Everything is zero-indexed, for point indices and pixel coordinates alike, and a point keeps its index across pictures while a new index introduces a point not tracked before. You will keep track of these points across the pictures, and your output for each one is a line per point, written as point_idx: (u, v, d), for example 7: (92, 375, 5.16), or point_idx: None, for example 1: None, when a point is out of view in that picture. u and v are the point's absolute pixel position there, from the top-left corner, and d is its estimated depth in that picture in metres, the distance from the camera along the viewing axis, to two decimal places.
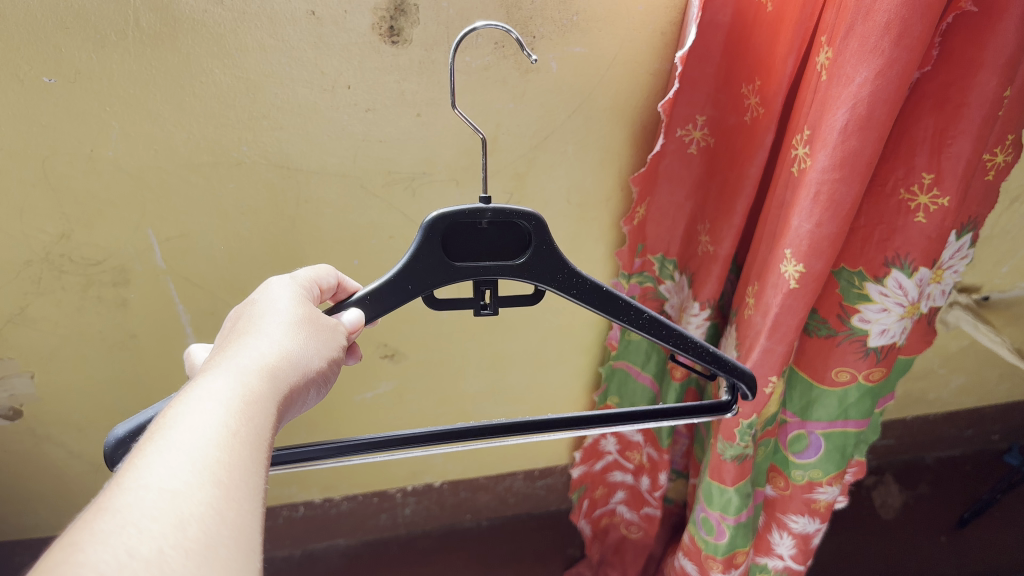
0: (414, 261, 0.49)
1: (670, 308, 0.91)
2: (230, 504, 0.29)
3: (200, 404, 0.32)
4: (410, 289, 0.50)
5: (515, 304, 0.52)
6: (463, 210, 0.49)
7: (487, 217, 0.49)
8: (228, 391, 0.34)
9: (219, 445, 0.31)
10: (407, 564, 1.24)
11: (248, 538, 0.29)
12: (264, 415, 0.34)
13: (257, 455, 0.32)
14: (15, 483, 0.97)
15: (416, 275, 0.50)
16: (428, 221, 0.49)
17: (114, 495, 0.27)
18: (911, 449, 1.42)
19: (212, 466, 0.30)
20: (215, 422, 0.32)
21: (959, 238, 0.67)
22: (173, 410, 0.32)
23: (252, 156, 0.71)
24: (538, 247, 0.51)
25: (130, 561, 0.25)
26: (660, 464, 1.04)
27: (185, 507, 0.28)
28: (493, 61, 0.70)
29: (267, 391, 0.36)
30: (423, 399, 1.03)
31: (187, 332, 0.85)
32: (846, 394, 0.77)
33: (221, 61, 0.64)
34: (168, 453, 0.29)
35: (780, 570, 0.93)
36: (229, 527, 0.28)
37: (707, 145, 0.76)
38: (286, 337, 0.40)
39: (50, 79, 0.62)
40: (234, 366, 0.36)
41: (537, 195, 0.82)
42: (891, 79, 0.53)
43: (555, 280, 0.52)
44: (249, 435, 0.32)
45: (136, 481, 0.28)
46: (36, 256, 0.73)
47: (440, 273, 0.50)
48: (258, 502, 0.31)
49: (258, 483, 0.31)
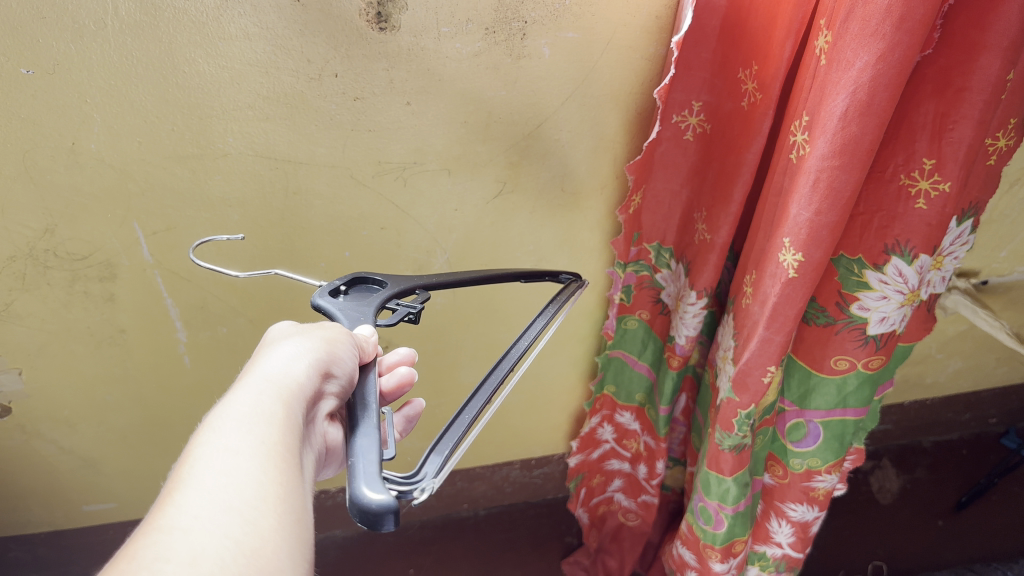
0: (342, 316, 0.52)
1: (666, 298, 0.90)
2: (247, 528, 0.30)
3: (208, 439, 0.34)
4: (366, 320, 0.51)
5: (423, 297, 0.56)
6: (326, 288, 0.54)
7: (342, 283, 0.55)
8: (233, 417, 0.36)
9: (227, 472, 0.32)
10: (405, 555, 1.24)
11: (267, 555, 0.30)
12: (275, 427, 0.36)
13: (270, 467, 0.33)
14: (5, 480, 0.96)
15: (353, 317, 0.51)
16: (319, 301, 0.52)
17: (134, 545, 0.29)
18: (908, 432, 1.42)
19: (223, 494, 0.31)
20: (223, 451, 0.33)
21: (959, 224, 0.66)
22: (186, 451, 0.34)
23: (238, 148, 0.69)
24: (384, 278, 0.57)
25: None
26: (658, 452, 1.03)
27: (199, 542, 0.29)
28: (484, 47, 0.68)
29: (276, 404, 0.38)
30: (419, 389, 1.03)
31: (177, 325, 0.84)
32: (845, 382, 0.76)
33: (205, 50, 0.62)
34: (179, 494, 0.31)
35: (779, 558, 0.93)
36: (248, 549, 0.30)
37: (704, 131, 0.75)
38: (288, 351, 0.42)
39: (28, 70, 0.60)
40: (240, 392, 0.38)
41: (530, 183, 0.81)
42: (891, 64, 0.51)
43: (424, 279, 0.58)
44: (259, 451, 0.34)
45: (154, 527, 0.29)
46: (20, 252, 0.72)
47: (368, 305, 0.53)
48: (279, 517, 0.32)
49: (276, 498, 0.32)
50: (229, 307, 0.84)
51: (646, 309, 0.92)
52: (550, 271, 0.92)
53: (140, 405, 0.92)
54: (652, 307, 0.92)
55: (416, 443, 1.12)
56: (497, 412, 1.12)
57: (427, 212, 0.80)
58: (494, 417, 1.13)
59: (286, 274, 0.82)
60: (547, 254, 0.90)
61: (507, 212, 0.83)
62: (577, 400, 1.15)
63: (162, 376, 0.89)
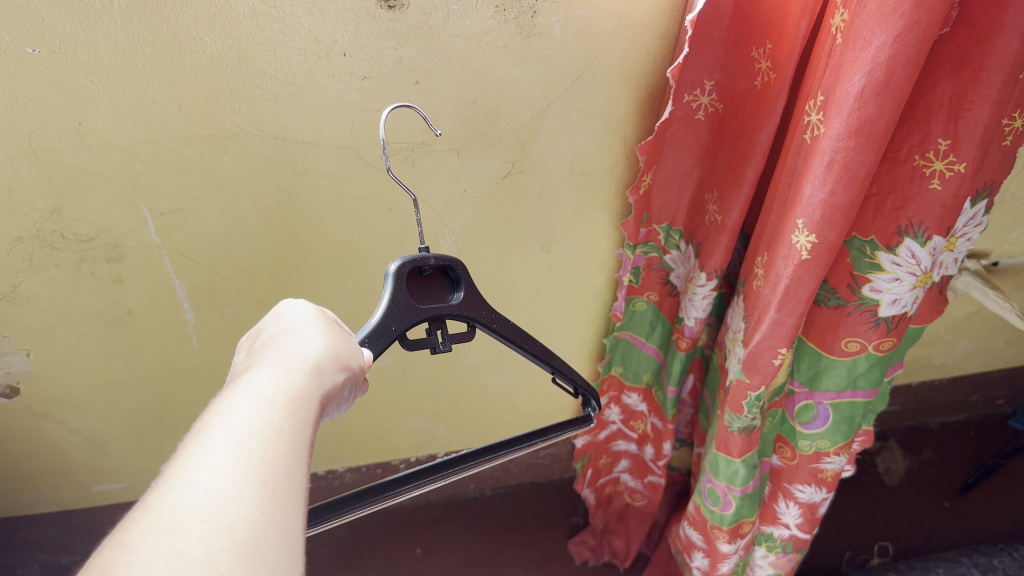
0: (391, 306, 0.50)
1: (676, 279, 0.89)
2: (276, 506, 0.28)
3: (244, 402, 0.32)
4: (395, 330, 0.50)
5: (464, 340, 0.54)
6: (414, 257, 0.53)
7: (430, 263, 0.53)
8: (271, 389, 0.33)
9: (263, 445, 0.29)
10: (412, 533, 1.24)
11: (292, 540, 0.28)
12: (308, 412, 0.33)
13: (302, 454, 0.31)
14: (14, 460, 0.96)
15: (396, 319, 0.50)
16: (393, 268, 0.51)
17: (161, 495, 0.26)
18: (914, 414, 1.42)
19: (257, 465, 0.28)
20: (259, 419, 0.31)
21: (974, 206, 0.65)
22: (218, 408, 0.31)
23: (245, 127, 0.69)
24: (468, 286, 0.55)
25: (179, 563, 0.23)
26: (665, 434, 1.02)
27: (232, 508, 0.26)
28: (494, 26, 0.67)
29: (313, 390, 0.35)
30: (426, 370, 1.03)
31: (185, 307, 0.84)
32: (855, 364, 0.76)
33: (212, 29, 0.62)
34: (216, 450, 0.28)
35: (786, 539, 0.93)
36: (275, 529, 0.27)
37: (715, 111, 0.74)
38: (316, 337, 0.40)
39: (34, 50, 0.59)
40: (278, 364, 0.35)
41: (539, 163, 0.81)
42: (911, 43, 0.51)
43: (483, 317, 0.56)
44: (294, 432, 0.31)
45: (183, 480, 0.27)
46: (28, 233, 0.71)
47: (415, 314, 0.51)
48: (304, 503, 0.29)
49: (302, 482, 0.30)
50: (236, 289, 0.83)
51: (654, 290, 0.92)
52: (559, 252, 0.92)
53: (148, 386, 0.92)
54: (660, 289, 0.91)
55: (422, 424, 1.12)
56: (504, 393, 1.12)
57: (435, 194, 0.80)
58: (501, 399, 1.13)
59: (293, 255, 0.81)
60: (556, 235, 0.89)
61: (515, 192, 0.83)
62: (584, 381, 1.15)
63: (171, 358, 0.89)
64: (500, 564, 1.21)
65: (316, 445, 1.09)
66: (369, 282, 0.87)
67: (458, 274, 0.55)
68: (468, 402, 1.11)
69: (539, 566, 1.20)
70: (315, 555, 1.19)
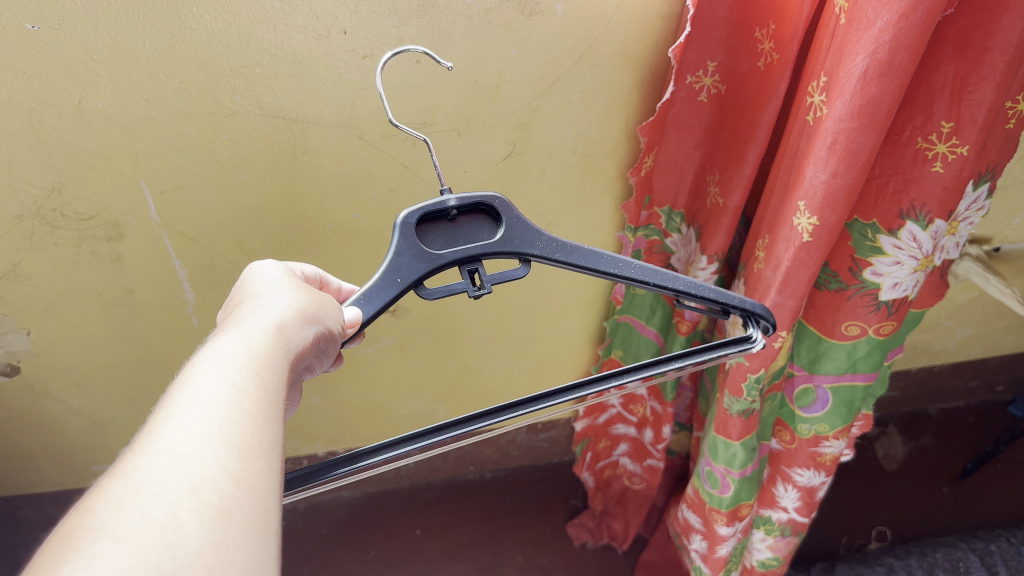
0: (397, 255, 0.47)
1: (676, 262, 0.90)
2: (243, 465, 0.28)
3: (212, 365, 0.31)
4: (400, 282, 0.47)
5: (510, 279, 0.49)
6: (429, 203, 0.48)
7: (453, 206, 0.49)
8: (236, 351, 0.33)
9: (230, 406, 0.29)
10: (410, 515, 1.25)
11: (263, 499, 0.28)
12: (275, 371, 0.33)
13: (272, 414, 0.31)
14: (14, 438, 0.97)
15: (403, 268, 0.47)
16: (400, 218, 0.48)
17: (130, 461, 0.26)
18: (914, 400, 1.42)
19: (224, 427, 0.28)
20: (225, 379, 0.31)
21: (976, 189, 0.65)
22: (183, 375, 0.31)
23: (245, 106, 0.68)
24: (509, 220, 0.50)
25: (144, 526, 0.24)
26: (665, 417, 1.02)
27: (199, 471, 0.26)
28: (495, 4, 0.67)
29: (278, 349, 0.35)
30: (424, 351, 1.03)
31: (185, 288, 0.84)
32: (855, 347, 0.76)
33: (212, 6, 0.61)
34: (182, 416, 0.28)
35: (784, 522, 0.93)
36: (244, 489, 0.27)
37: (718, 92, 0.73)
38: (286, 298, 0.39)
39: (33, 26, 0.58)
40: (246, 324, 0.35)
41: (540, 144, 0.80)
42: (914, 22, 0.50)
43: (534, 247, 0.50)
44: (262, 392, 0.31)
45: (151, 447, 0.27)
46: (27, 211, 0.71)
47: (427, 262, 0.48)
48: (273, 462, 0.29)
49: (272, 442, 0.30)
50: (236, 269, 0.83)
51: None
52: (559, 234, 0.92)
53: (148, 366, 0.92)
54: None
55: (423, 406, 1.13)
56: (504, 375, 1.12)
57: (435, 174, 0.80)
58: (501, 381, 1.13)
59: (293, 234, 0.81)
60: (557, 216, 0.89)
61: (516, 172, 0.83)
62: (584, 363, 1.15)
63: (170, 336, 0.89)
64: (500, 546, 1.22)
65: (315, 427, 1.09)
66: (367, 261, 0.88)
67: (495, 209, 0.50)
68: (468, 384, 1.11)
69: (539, 547, 1.22)
70: (315, 536, 1.20)
